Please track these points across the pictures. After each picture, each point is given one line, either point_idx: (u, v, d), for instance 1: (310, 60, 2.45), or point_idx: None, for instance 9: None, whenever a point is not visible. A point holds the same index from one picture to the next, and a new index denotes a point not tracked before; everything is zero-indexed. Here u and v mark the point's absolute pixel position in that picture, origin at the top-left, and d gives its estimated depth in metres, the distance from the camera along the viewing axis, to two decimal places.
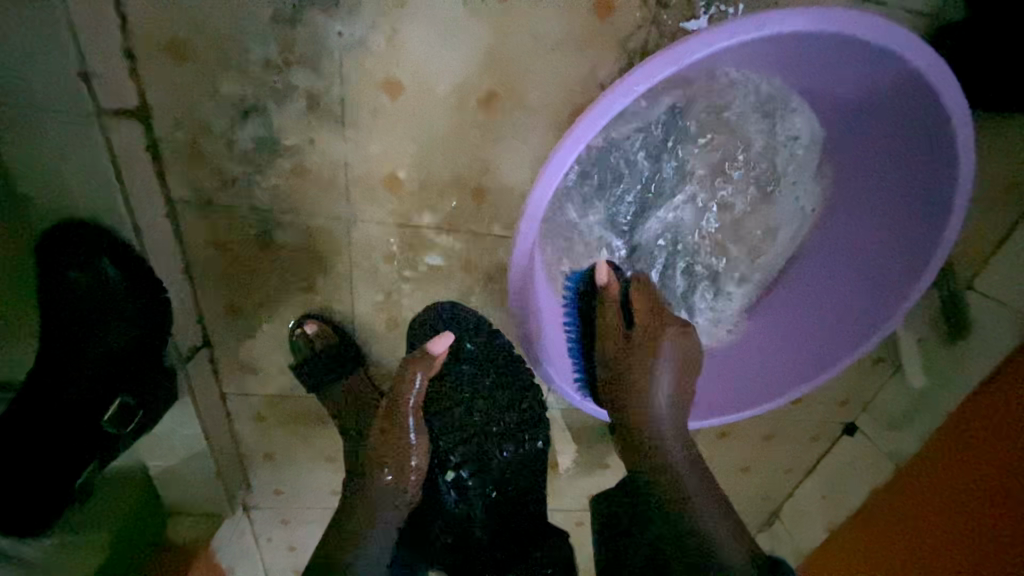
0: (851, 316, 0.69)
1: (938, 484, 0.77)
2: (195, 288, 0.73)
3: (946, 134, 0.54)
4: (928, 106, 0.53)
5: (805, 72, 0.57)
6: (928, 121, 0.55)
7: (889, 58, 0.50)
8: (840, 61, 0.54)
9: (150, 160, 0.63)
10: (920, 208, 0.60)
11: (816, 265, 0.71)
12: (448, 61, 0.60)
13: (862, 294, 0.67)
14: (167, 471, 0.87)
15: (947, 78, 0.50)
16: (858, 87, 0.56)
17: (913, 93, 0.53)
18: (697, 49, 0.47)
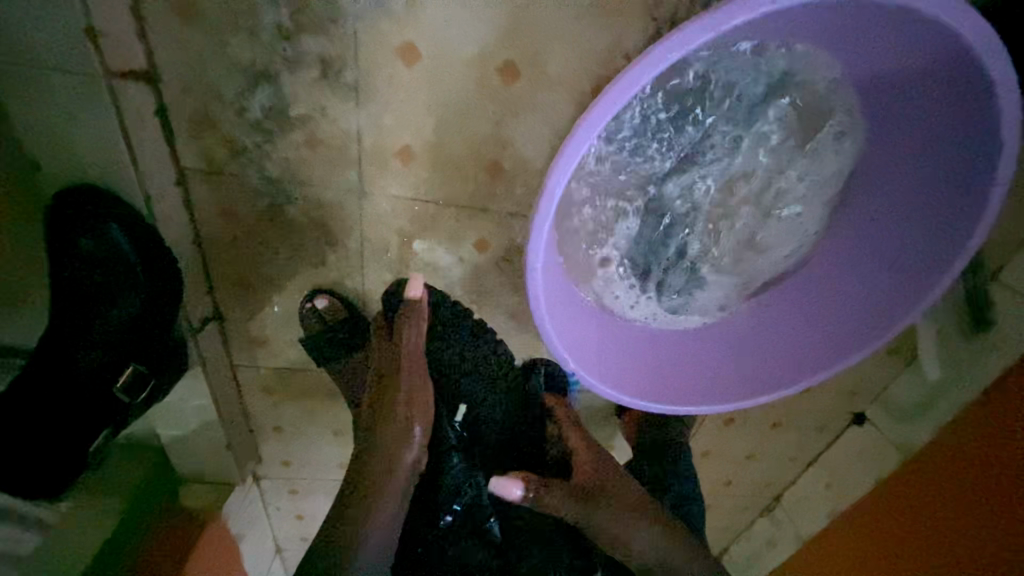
0: (864, 309, 0.68)
1: (952, 473, 0.77)
2: (205, 260, 0.71)
3: (993, 119, 0.52)
4: (977, 88, 0.51)
5: (846, 43, 0.54)
6: (973, 106, 0.53)
7: (945, 32, 0.47)
8: (887, 32, 0.51)
9: (159, 126, 0.61)
10: (952, 195, 0.59)
11: (829, 256, 0.70)
12: (465, 28, 0.57)
13: (883, 282, 0.66)
14: (178, 442, 0.88)
15: (1003, 58, 0.48)
16: (902, 65, 0.54)
17: (960, 72, 0.51)
18: (737, 15, 0.44)
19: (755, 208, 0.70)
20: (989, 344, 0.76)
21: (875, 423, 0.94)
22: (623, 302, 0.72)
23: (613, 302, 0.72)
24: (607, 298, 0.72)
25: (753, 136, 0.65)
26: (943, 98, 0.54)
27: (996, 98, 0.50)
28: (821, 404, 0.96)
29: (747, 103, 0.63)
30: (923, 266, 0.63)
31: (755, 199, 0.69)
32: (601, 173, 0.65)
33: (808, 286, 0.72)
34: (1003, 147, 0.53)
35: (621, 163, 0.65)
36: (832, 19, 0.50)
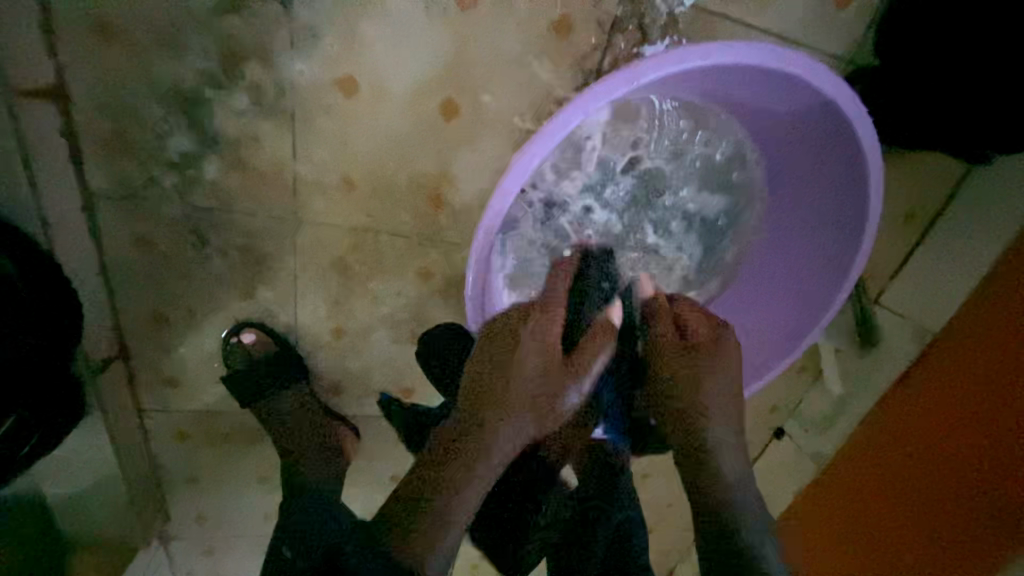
0: (751, 353, 0.75)
1: (940, 433, 0.75)
2: (114, 292, 0.65)
3: (861, 194, 0.63)
4: (852, 161, 0.61)
5: (759, 109, 0.63)
6: (850, 177, 0.63)
7: (828, 102, 0.57)
8: (790, 101, 0.60)
9: (65, 147, 0.56)
10: (826, 251, 0.69)
11: (728, 299, 0.78)
12: (406, 64, 0.59)
13: (770, 325, 0.74)
14: (66, 500, 0.77)
15: (872, 136, 0.58)
16: (798, 128, 0.63)
17: (839, 139, 0.61)
18: (651, 71, 0.49)
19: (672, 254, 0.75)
20: (881, 359, 0.87)
21: (792, 437, 1.02)
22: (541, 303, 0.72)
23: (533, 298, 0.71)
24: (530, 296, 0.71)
25: (689, 188, 0.72)
26: (829, 164, 0.64)
27: (865, 171, 0.61)
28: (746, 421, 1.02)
29: (686, 157, 0.70)
30: (799, 321, 0.72)
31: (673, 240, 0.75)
32: (550, 192, 0.67)
33: None
34: (869, 219, 0.64)
35: (574, 179, 0.67)
36: (735, 80, 0.58)
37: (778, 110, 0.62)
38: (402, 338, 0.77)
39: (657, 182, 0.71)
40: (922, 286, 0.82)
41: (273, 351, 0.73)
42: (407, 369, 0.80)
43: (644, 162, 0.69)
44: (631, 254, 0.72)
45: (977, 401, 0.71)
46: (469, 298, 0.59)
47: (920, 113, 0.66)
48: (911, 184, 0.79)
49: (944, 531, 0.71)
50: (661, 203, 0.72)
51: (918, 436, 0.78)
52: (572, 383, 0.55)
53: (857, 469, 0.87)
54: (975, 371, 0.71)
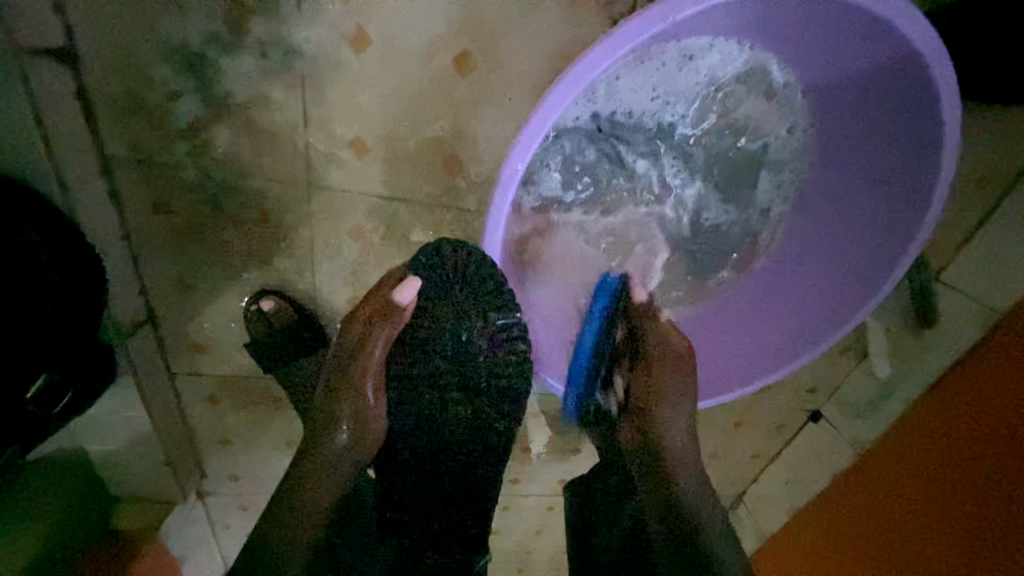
0: (788, 336, 0.69)
1: (967, 468, 0.68)
2: (137, 259, 0.66)
3: (931, 152, 0.55)
4: (924, 111, 0.54)
5: (813, 53, 0.56)
6: (921, 131, 0.55)
7: (901, 40, 0.49)
8: (852, 42, 0.52)
9: (79, 112, 0.56)
10: (884, 221, 0.62)
11: (763, 277, 0.71)
12: (419, 15, 0.55)
13: (812, 306, 0.68)
14: (109, 457, 0.81)
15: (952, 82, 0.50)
16: (860, 75, 0.56)
17: (909, 87, 0.53)
18: (687, 7, 0.44)
19: (699, 219, 0.71)
20: (939, 341, 0.79)
21: (831, 420, 0.96)
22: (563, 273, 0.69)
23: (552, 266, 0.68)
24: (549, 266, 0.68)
25: (723, 153, 0.67)
26: (895, 119, 0.57)
27: (939, 122, 0.53)
28: (781, 402, 0.97)
29: (725, 112, 0.64)
30: (844, 301, 0.66)
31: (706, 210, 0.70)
32: (573, 150, 0.61)
33: (739, 311, 0.72)
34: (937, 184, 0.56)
35: (596, 137, 0.62)
36: (786, 16, 0.51)
37: (837, 52, 0.55)
38: None
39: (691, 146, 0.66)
40: (994, 261, 0.73)
41: (292, 319, 0.73)
42: None
43: (677, 117, 0.64)
44: (650, 213, 0.70)
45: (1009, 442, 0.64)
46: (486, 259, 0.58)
47: (1005, 57, 0.58)
48: (990, 144, 0.69)
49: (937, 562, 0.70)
50: (693, 168, 0.67)
51: (943, 469, 0.71)
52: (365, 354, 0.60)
53: (875, 492, 0.82)
54: (1014, 410, 0.64)
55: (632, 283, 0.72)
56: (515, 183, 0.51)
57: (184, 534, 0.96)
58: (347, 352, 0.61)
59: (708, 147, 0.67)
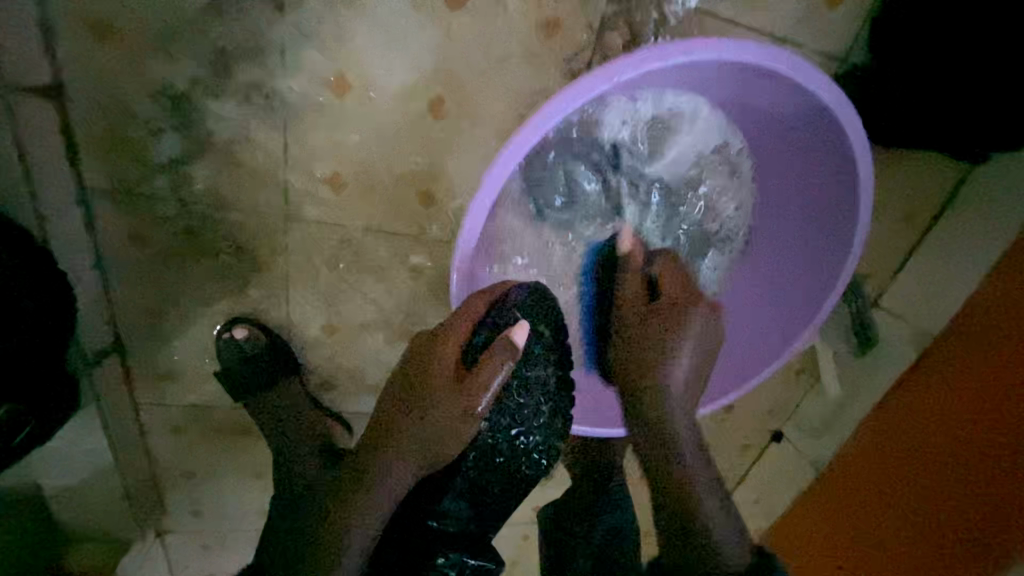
0: (740, 359, 0.74)
1: (908, 488, 0.76)
2: (110, 289, 0.66)
3: (852, 194, 0.62)
4: (843, 160, 0.61)
5: (748, 109, 0.63)
6: (842, 181, 0.63)
7: (817, 102, 0.57)
8: (779, 100, 0.59)
9: (60, 146, 0.57)
10: (820, 254, 0.68)
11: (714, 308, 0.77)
12: (396, 63, 0.60)
13: (760, 330, 0.74)
14: (65, 492, 0.79)
15: (862, 138, 0.58)
16: (788, 127, 0.63)
17: (829, 140, 0.60)
18: (629, 70, 0.50)
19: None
20: (879, 363, 0.85)
21: (790, 440, 1.01)
22: None
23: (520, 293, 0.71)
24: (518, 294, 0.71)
25: (677, 190, 0.72)
26: (819, 165, 0.64)
27: (857, 172, 0.60)
28: (744, 424, 1.01)
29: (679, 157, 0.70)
30: (788, 326, 0.72)
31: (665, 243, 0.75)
32: (539, 186, 0.67)
33: None
34: (860, 222, 0.63)
35: (560, 175, 0.67)
36: (720, 76, 0.58)
37: (769, 110, 0.62)
38: (394, 335, 0.78)
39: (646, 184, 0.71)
40: (923, 290, 0.80)
41: (262, 346, 0.73)
42: None
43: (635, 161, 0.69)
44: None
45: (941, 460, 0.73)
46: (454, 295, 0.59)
47: (913, 113, 0.66)
48: (911, 184, 0.78)
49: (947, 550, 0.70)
50: (650, 205, 0.72)
51: (891, 494, 0.79)
52: (458, 395, 0.57)
53: (858, 491, 0.84)
54: (936, 432, 0.74)
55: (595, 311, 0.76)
56: (481, 221, 0.55)
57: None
58: (417, 374, 0.59)
59: (665, 189, 0.72)
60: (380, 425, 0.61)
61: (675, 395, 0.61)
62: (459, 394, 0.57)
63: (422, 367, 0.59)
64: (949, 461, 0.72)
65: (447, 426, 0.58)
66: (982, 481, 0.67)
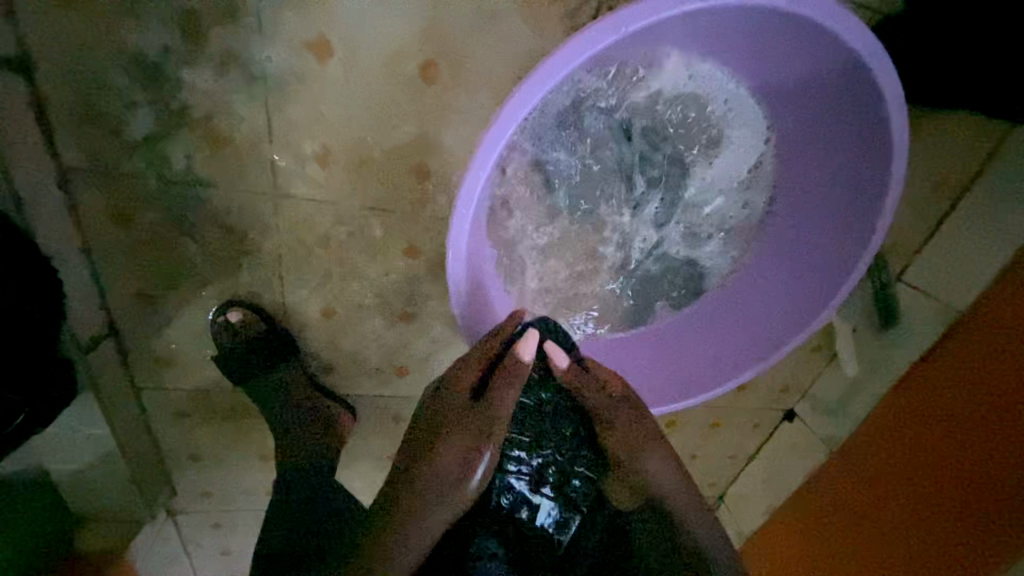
0: (755, 337, 0.71)
1: (928, 479, 0.75)
2: (99, 272, 0.64)
3: (883, 157, 0.57)
4: (874, 118, 0.56)
5: (771, 66, 0.58)
6: (873, 147, 0.58)
7: (850, 55, 0.51)
8: (805, 52, 0.54)
9: (33, 122, 0.54)
10: (843, 224, 0.64)
11: (727, 289, 0.72)
12: (383, 23, 0.55)
13: (778, 307, 0.70)
14: (72, 475, 0.79)
15: (898, 96, 0.53)
16: (813, 84, 0.57)
17: (859, 97, 0.55)
18: (637, 18, 0.45)
19: (669, 233, 0.71)
20: (900, 339, 0.81)
21: (804, 418, 0.98)
22: (535, 284, 0.68)
23: (522, 276, 0.67)
24: (520, 279, 0.66)
25: (690, 160, 0.67)
26: (847, 126, 0.59)
27: (889, 131, 0.55)
28: (756, 402, 0.98)
29: (692, 125, 0.65)
30: (808, 302, 0.68)
31: (676, 217, 0.70)
32: (540, 157, 0.62)
33: (712, 314, 0.73)
34: (890, 188, 0.58)
35: (563, 145, 0.62)
36: (740, 26, 0.53)
37: (792, 64, 0.56)
38: (392, 316, 0.75)
39: (656, 153, 0.66)
40: (953, 262, 0.75)
41: (258, 331, 0.72)
42: (399, 348, 0.78)
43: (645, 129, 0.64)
44: (620, 224, 0.69)
45: (959, 453, 0.71)
46: (451, 279, 0.54)
47: (951, 67, 0.60)
48: (943, 147, 0.72)
49: (958, 526, 0.70)
50: (661, 176, 0.67)
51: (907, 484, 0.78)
52: (485, 420, 0.51)
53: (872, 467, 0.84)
54: (947, 406, 0.73)
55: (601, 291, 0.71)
56: (478, 195, 0.50)
57: (152, 554, 0.93)
58: (442, 410, 0.53)
59: (678, 160, 0.67)
60: (404, 478, 0.51)
61: (662, 482, 0.58)
62: (487, 424, 0.51)
63: (443, 399, 0.53)
64: (965, 439, 0.71)
65: (476, 467, 0.50)
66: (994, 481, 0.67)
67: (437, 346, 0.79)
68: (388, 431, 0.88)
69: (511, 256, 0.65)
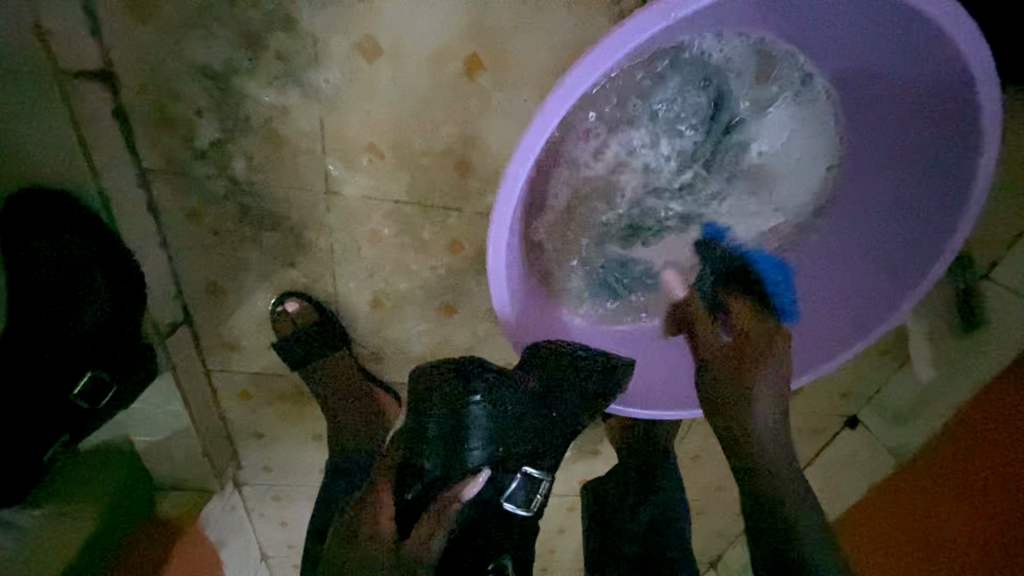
0: (812, 339, 0.66)
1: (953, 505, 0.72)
2: (174, 265, 0.71)
3: (972, 144, 0.51)
4: (961, 102, 0.50)
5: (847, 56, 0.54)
6: (957, 147, 0.53)
7: (940, 39, 0.46)
8: (880, 26, 0.49)
9: (117, 130, 0.60)
10: (920, 218, 0.58)
11: (770, 302, 0.69)
12: (427, 21, 0.56)
13: (841, 308, 0.65)
14: (154, 447, 0.88)
15: (996, 86, 0.47)
16: (889, 64, 0.52)
17: (943, 75, 0.49)
18: (687, 3, 0.42)
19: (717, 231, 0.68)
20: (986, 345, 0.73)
21: (869, 426, 0.91)
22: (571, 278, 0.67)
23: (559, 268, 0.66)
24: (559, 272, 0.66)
25: (746, 150, 0.63)
26: (928, 110, 0.53)
27: (980, 115, 0.49)
28: (813, 406, 0.92)
29: (752, 126, 0.61)
30: (874, 304, 0.63)
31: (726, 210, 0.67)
32: (586, 155, 0.60)
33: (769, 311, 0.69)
34: (978, 178, 0.52)
35: (608, 140, 0.60)
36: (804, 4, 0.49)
37: (865, 42, 0.51)
38: (436, 309, 0.77)
39: (707, 143, 0.63)
40: None
41: (313, 322, 0.75)
42: (443, 340, 0.80)
43: (698, 131, 0.62)
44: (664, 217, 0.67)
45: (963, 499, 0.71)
46: (492, 273, 0.54)
47: None
48: None
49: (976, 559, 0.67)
50: (712, 168, 0.64)
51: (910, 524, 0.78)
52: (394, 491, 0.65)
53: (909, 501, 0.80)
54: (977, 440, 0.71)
55: (642, 286, 0.70)
56: (518, 191, 0.49)
57: (222, 522, 1.01)
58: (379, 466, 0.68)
59: (730, 162, 0.64)
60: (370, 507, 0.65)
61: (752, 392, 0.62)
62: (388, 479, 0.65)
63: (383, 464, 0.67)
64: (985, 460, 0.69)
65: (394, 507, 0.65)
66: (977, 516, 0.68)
67: (478, 338, 0.80)
68: None
69: (551, 251, 0.64)
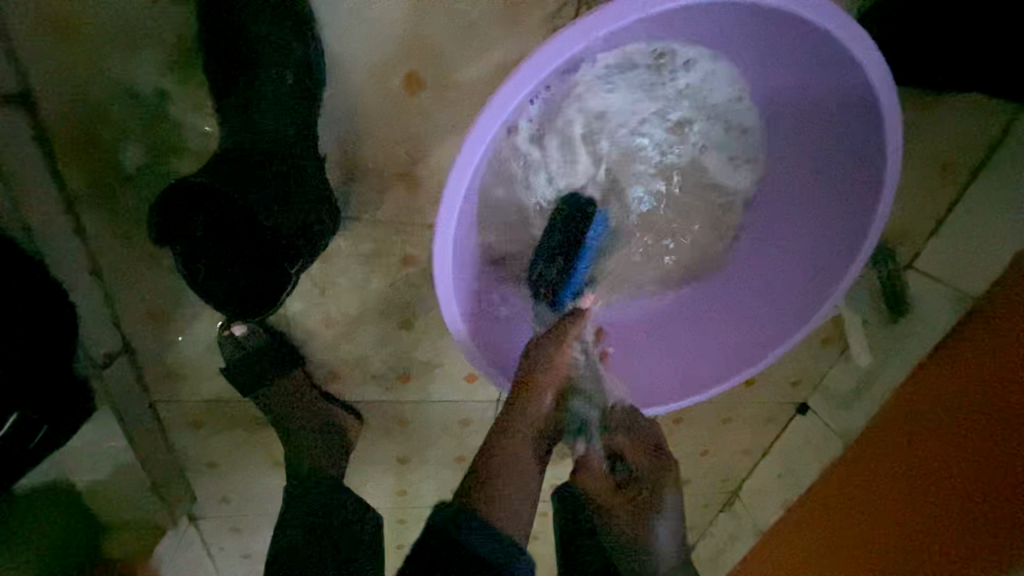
0: (755, 331, 0.69)
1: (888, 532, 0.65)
2: (109, 294, 0.67)
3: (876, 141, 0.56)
4: (862, 104, 0.54)
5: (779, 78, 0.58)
6: (864, 146, 0.57)
7: (838, 47, 0.50)
8: (787, 37, 0.52)
9: (39, 155, 0.57)
10: (841, 212, 0.62)
11: (705, 303, 0.72)
12: (366, 42, 0.57)
13: (778, 299, 0.68)
14: (97, 486, 0.83)
15: (893, 92, 0.52)
16: (801, 72, 0.56)
17: (846, 81, 0.53)
18: (607, 22, 0.44)
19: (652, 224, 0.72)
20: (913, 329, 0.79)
21: (819, 413, 0.95)
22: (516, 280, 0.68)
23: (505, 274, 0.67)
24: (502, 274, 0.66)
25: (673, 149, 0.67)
26: (835, 112, 0.57)
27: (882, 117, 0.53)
28: (768, 396, 0.96)
29: (679, 135, 0.65)
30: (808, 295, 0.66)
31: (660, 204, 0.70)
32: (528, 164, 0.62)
33: (709, 302, 0.72)
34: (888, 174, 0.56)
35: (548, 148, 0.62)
36: (717, 19, 0.52)
37: (779, 49, 0.55)
38: (393, 323, 0.76)
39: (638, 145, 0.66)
40: (964, 248, 0.73)
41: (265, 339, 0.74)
42: (401, 354, 0.79)
43: (666, 138, 0.66)
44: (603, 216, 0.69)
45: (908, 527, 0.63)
46: (443, 284, 0.54)
47: (940, 48, 0.59)
48: (944, 129, 0.70)
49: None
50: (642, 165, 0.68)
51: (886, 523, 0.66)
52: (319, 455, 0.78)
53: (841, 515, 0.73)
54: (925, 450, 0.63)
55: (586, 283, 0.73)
56: (459, 204, 0.50)
57: (177, 562, 0.96)
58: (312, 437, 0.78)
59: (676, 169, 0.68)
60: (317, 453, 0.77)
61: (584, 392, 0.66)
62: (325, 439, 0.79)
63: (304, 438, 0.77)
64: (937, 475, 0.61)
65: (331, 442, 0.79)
66: (1000, 518, 0.53)
67: (440, 351, 0.80)
68: (397, 437, 0.88)
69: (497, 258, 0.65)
